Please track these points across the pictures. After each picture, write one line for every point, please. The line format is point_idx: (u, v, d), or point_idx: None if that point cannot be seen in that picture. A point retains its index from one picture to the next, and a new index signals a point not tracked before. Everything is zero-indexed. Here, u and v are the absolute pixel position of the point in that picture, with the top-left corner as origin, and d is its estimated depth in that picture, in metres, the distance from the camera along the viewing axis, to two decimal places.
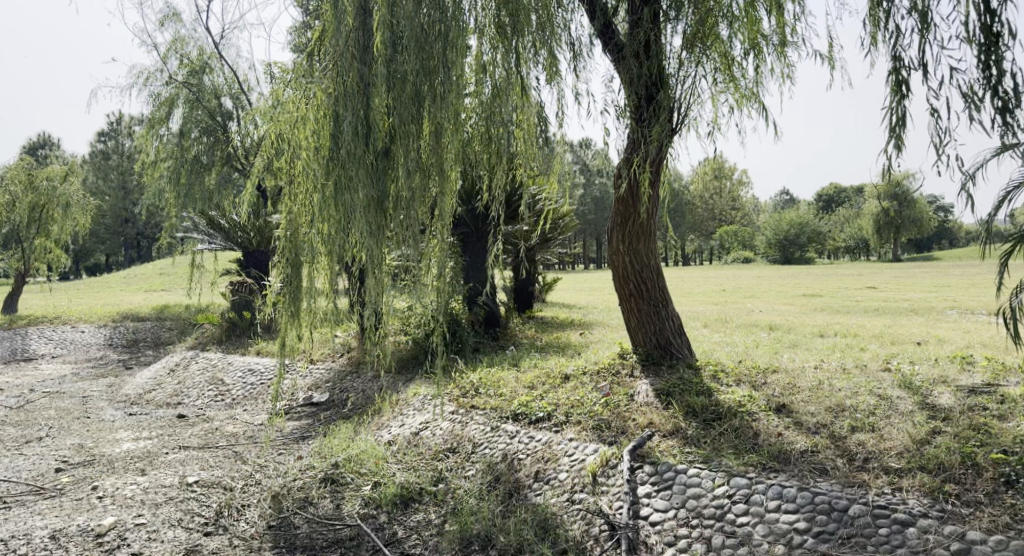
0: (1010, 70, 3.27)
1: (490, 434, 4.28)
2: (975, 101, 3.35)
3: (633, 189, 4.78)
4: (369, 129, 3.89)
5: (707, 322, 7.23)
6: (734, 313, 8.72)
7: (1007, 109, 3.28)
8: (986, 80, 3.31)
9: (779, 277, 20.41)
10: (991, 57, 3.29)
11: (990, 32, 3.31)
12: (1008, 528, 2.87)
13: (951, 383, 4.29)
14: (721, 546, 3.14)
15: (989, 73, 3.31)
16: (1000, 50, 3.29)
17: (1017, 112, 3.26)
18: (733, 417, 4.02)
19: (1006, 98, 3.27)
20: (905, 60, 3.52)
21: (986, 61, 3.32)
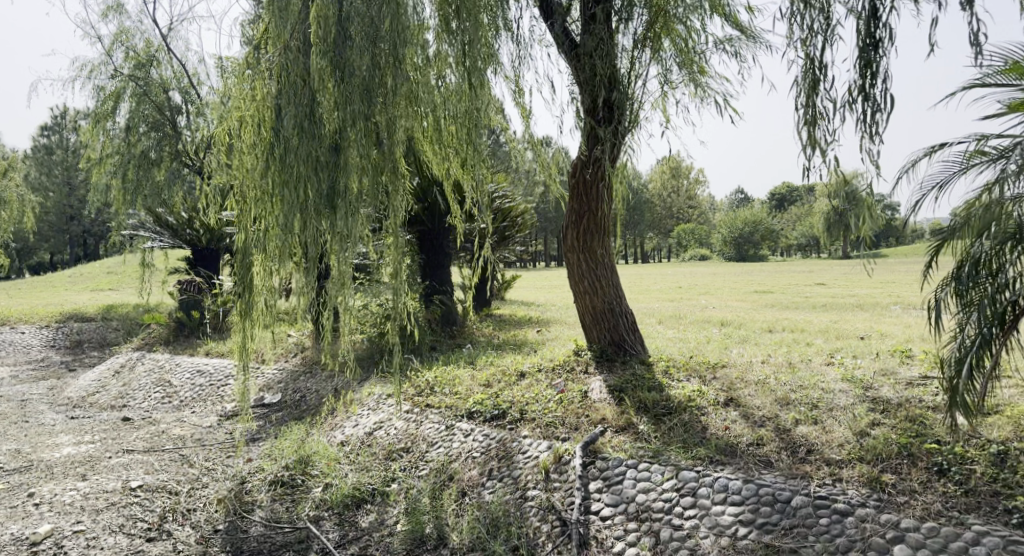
0: (883, 74, 3.41)
1: (444, 433, 4.26)
2: (848, 104, 3.50)
3: (589, 188, 4.81)
4: (315, 126, 3.84)
5: (661, 319, 7.35)
6: (689, 310, 8.86)
7: (871, 112, 3.42)
8: (860, 83, 3.44)
9: (734, 277, 19.09)
10: (868, 61, 3.44)
11: (872, 38, 3.46)
12: (940, 515, 2.99)
13: (891, 376, 4.43)
14: (669, 540, 3.20)
15: (863, 77, 3.43)
16: (876, 55, 3.44)
17: (879, 116, 3.40)
18: (683, 412, 4.09)
19: (873, 103, 3.41)
20: (813, 60, 3.63)
21: (863, 64, 3.46)
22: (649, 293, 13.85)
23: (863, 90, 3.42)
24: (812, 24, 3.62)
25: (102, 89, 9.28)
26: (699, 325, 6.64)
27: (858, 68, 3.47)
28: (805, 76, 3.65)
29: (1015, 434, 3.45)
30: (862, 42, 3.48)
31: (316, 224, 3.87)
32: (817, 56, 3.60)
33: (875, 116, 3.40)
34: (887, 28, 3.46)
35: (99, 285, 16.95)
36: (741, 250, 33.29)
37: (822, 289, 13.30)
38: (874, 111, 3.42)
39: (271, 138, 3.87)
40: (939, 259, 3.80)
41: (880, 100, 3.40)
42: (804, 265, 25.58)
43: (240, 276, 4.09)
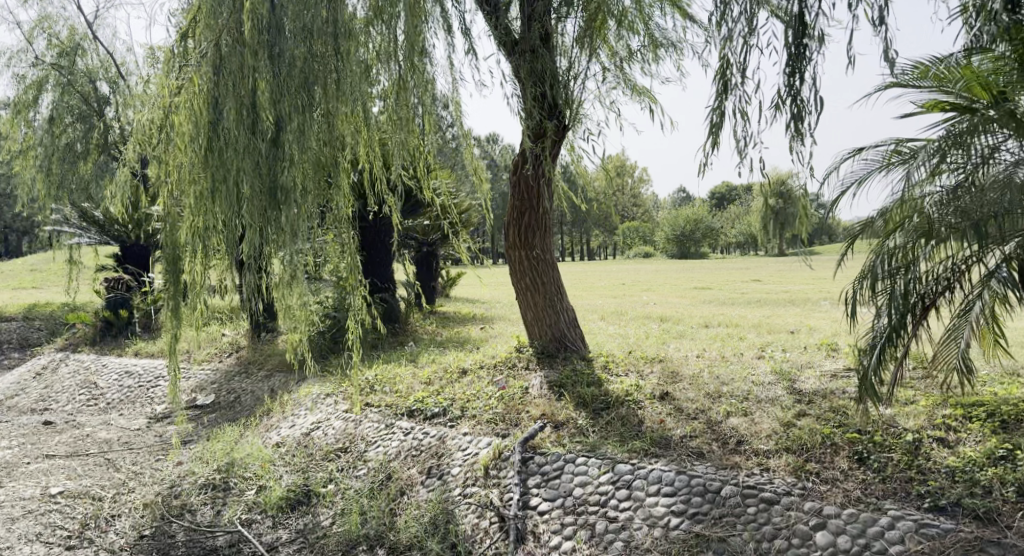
0: (810, 79, 3.54)
1: (384, 432, 4.23)
2: (777, 106, 3.63)
3: (529, 183, 4.83)
4: (256, 116, 3.55)
5: (604, 315, 7.46)
6: (632, 306, 9.01)
7: (800, 115, 3.55)
8: (788, 86, 3.59)
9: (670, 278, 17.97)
10: (796, 66, 3.56)
11: (799, 42, 3.57)
12: (859, 501, 3.12)
13: (816, 368, 4.61)
14: (604, 532, 3.25)
15: (792, 81, 3.58)
16: (804, 60, 3.56)
17: (807, 119, 3.54)
18: (620, 406, 4.16)
19: (800, 104, 3.56)
20: (732, 62, 3.79)
21: (791, 68, 3.59)
22: (594, 290, 14.00)
23: (789, 93, 3.59)
24: (735, 29, 3.72)
25: (23, 77, 8.90)
26: (639, 321, 6.77)
27: (787, 72, 3.61)
28: (730, 76, 3.80)
29: (928, 423, 3.62)
30: (791, 47, 3.59)
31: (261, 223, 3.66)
32: (737, 59, 3.75)
33: (802, 118, 3.54)
34: (815, 34, 3.57)
35: (23, 283, 16.16)
36: (692, 249, 34.01)
37: (759, 286, 13.71)
38: (802, 113, 3.55)
39: (210, 134, 3.58)
40: (854, 253, 4.01)
41: (807, 104, 3.54)
42: (745, 261, 26.08)
43: (167, 270, 3.91)
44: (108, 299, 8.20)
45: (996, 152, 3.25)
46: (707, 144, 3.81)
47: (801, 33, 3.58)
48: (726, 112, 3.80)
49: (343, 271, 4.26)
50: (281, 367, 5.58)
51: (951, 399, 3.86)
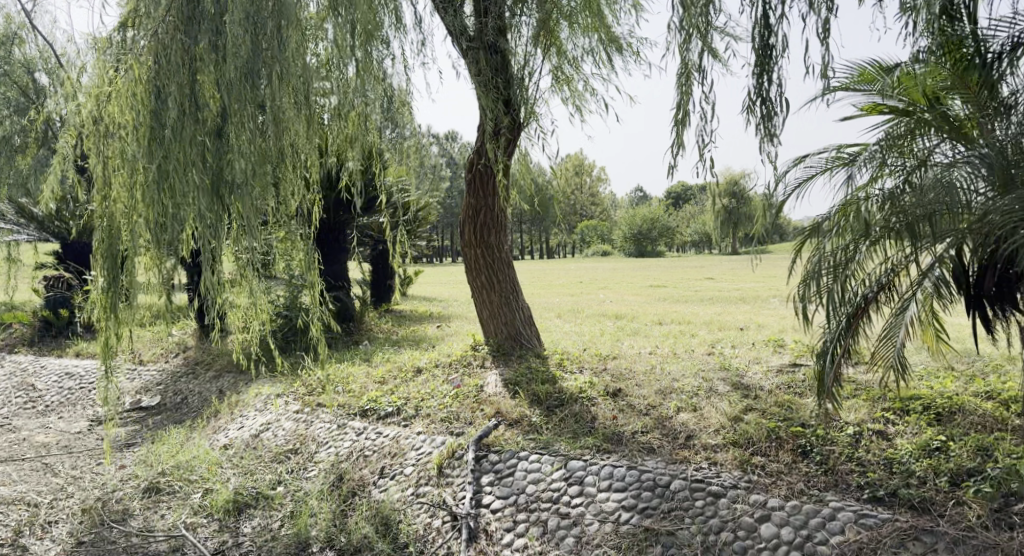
0: (777, 81, 3.60)
1: (335, 432, 4.18)
2: (748, 107, 3.69)
3: (484, 181, 4.85)
4: (198, 106, 3.45)
5: (560, 312, 7.51)
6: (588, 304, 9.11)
7: (770, 116, 3.61)
8: (757, 88, 3.65)
9: (628, 278, 17.27)
10: (764, 68, 3.61)
11: (765, 45, 3.62)
12: (802, 493, 3.20)
13: (763, 363, 4.73)
14: (556, 529, 3.27)
15: (761, 83, 3.63)
16: (771, 61, 3.61)
17: (776, 120, 3.59)
18: (574, 403, 4.20)
19: (769, 106, 3.62)
20: (693, 64, 3.84)
21: (759, 70, 3.65)
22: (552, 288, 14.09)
23: (757, 96, 3.65)
24: (698, 32, 3.78)
25: None
26: (595, 319, 6.85)
27: (755, 74, 3.67)
28: (702, 76, 3.82)
29: (868, 416, 3.74)
30: (757, 49, 3.66)
31: (210, 217, 3.54)
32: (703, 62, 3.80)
33: (772, 119, 3.60)
34: (780, 35, 3.62)
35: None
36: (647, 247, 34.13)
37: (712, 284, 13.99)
38: (772, 114, 3.60)
39: (152, 122, 3.44)
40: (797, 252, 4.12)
41: (775, 106, 3.60)
42: (696, 261, 25.40)
43: (105, 267, 3.70)
44: (48, 299, 8.10)
45: (932, 154, 3.34)
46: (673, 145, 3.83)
47: (766, 35, 3.65)
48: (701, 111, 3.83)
49: (295, 269, 4.19)
50: (230, 368, 5.48)
51: (890, 392, 4.00)
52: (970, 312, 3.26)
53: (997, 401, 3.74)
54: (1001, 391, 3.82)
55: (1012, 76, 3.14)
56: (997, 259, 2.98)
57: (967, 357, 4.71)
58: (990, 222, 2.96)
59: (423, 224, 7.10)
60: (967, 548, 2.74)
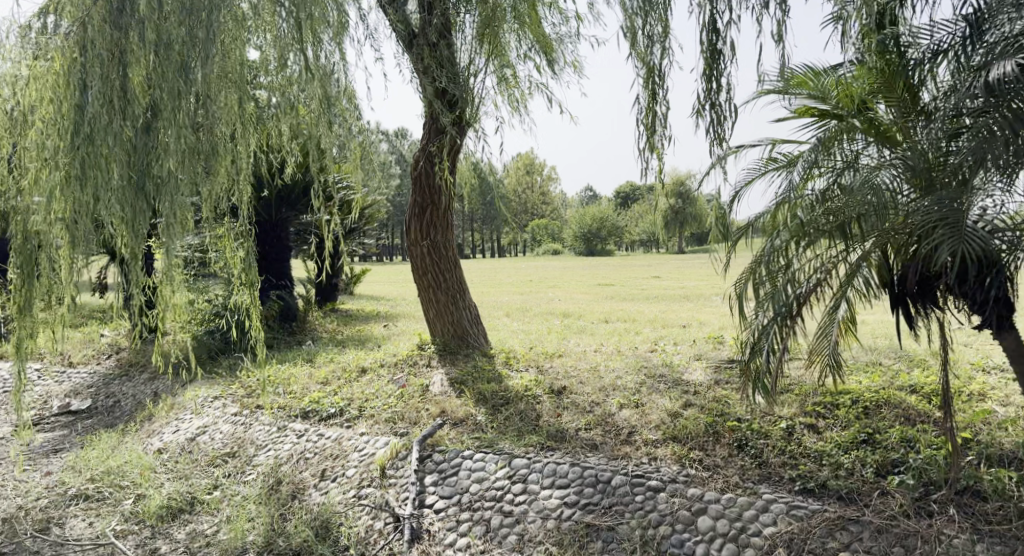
0: (726, 86, 3.66)
1: (275, 435, 4.12)
2: (699, 111, 3.74)
3: (429, 181, 4.84)
4: (126, 101, 3.31)
5: (509, 310, 7.55)
6: (537, 303, 9.15)
7: (719, 121, 3.67)
8: (706, 91, 3.69)
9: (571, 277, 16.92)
10: (713, 73, 3.66)
11: (714, 49, 3.65)
12: (737, 486, 3.29)
13: (703, 360, 4.86)
14: (499, 527, 3.27)
15: (710, 86, 3.67)
16: (719, 65, 3.65)
17: (726, 124, 3.67)
18: (518, 402, 4.23)
19: (718, 111, 3.68)
20: (654, 67, 3.84)
21: (708, 74, 3.68)
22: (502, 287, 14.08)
23: (708, 100, 3.70)
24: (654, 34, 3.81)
25: None
26: (542, 317, 6.92)
27: (705, 77, 3.70)
28: (658, 77, 3.83)
29: (800, 410, 3.87)
30: (706, 53, 3.69)
31: (133, 216, 3.40)
32: (659, 64, 3.81)
33: (721, 124, 3.67)
34: (728, 39, 3.66)
35: None
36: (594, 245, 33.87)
37: (652, 282, 14.14)
38: (721, 119, 3.67)
39: (76, 118, 3.30)
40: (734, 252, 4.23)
41: (724, 110, 3.67)
42: (644, 261, 24.88)
43: (21, 265, 3.56)
44: None
45: (860, 157, 3.48)
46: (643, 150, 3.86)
47: (714, 39, 3.68)
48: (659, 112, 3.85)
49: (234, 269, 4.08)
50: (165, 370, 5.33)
51: (821, 387, 4.15)
52: (894, 309, 3.39)
53: (920, 394, 3.92)
54: (923, 384, 4.01)
55: (930, 81, 3.34)
56: (919, 257, 3.09)
57: (893, 352, 4.93)
58: (912, 221, 3.10)
59: (370, 222, 7.03)
60: (890, 537, 2.86)
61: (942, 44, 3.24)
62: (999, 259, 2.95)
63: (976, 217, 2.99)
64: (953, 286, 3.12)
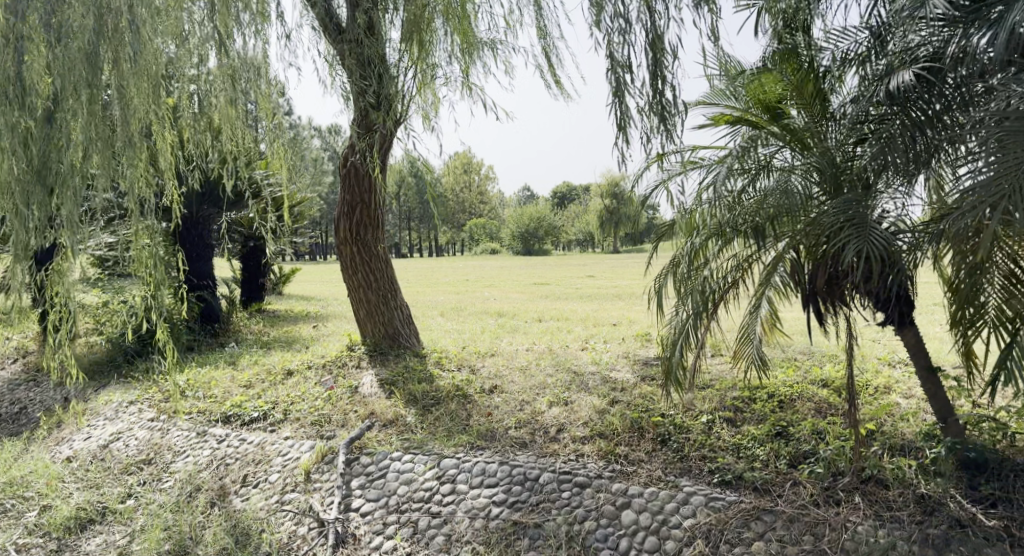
0: (671, 83, 3.62)
1: (195, 440, 4.01)
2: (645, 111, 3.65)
3: (359, 177, 4.80)
4: (23, 91, 3.15)
5: (444, 310, 7.53)
6: (474, 302, 9.14)
7: (666, 117, 3.63)
8: (653, 88, 3.62)
9: (506, 277, 16.72)
10: (659, 70, 3.61)
11: (658, 47, 3.64)
12: (660, 480, 3.37)
13: (630, 358, 4.99)
14: (426, 528, 3.26)
15: (655, 82, 3.59)
16: (663, 66, 3.61)
17: (672, 122, 3.64)
18: (449, 402, 4.24)
19: (664, 107, 3.64)
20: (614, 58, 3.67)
21: (654, 71, 3.62)
22: (438, 286, 13.99)
23: (655, 98, 3.63)
24: (614, 27, 3.70)
25: None
26: (477, 316, 6.95)
27: (651, 74, 3.63)
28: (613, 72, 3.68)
29: (720, 404, 4.01)
30: (653, 50, 3.63)
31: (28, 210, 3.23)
32: (620, 55, 3.67)
33: (669, 121, 3.63)
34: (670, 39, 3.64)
35: None
36: (538, 246, 34.07)
37: (587, 282, 14.24)
38: (668, 116, 3.63)
39: None
40: (658, 252, 4.35)
41: (671, 109, 3.63)
42: (579, 261, 24.71)
43: None
44: None
45: (773, 160, 3.50)
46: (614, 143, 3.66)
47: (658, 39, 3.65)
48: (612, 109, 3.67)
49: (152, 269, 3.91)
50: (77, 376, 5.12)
51: (740, 383, 4.31)
52: (804, 308, 3.44)
53: (830, 388, 4.13)
54: (833, 378, 4.23)
55: (839, 89, 3.51)
56: (827, 257, 3.16)
57: (807, 348, 5.18)
58: (821, 221, 3.21)
59: (301, 221, 6.91)
60: (801, 526, 2.99)
61: (847, 53, 3.41)
62: (899, 258, 3.08)
63: (877, 217, 3.11)
64: (859, 286, 3.20)
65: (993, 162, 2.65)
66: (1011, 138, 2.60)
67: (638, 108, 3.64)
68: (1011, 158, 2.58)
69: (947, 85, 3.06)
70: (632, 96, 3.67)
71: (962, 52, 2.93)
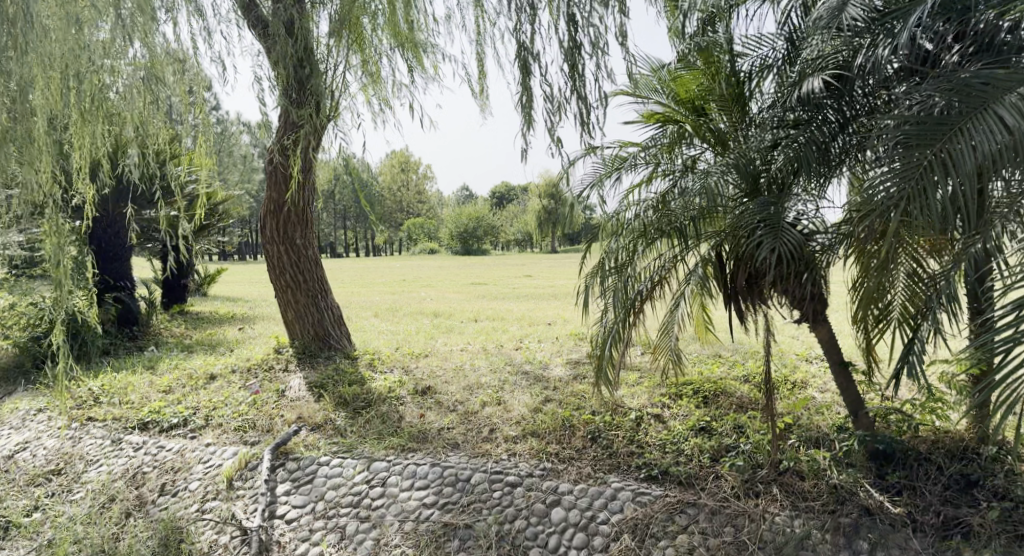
0: (590, 77, 3.78)
1: (109, 449, 3.85)
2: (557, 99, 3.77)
3: (287, 175, 4.73)
4: None
5: (380, 310, 7.45)
6: (412, 302, 9.06)
7: (586, 110, 3.77)
8: (573, 82, 3.77)
9: (444, 278, 16.57)
10: (574, 64, 3.76)
11: (575, 41, 3.78)
12: (590, 477, 3.41)
13: (563, 357, 5.07)
14: (354, 533, 3.20)
15: (572, 73, 3.75)
16: (579, 58, 3.77)
17: (592, 114, 3.77)
18: (380, 404, 4.19)
19: (586, 101, 3.78)
20: (525, 49, 3.82)
21: (571, 65, 3.77)
22: (375, 288, 13.78)
23: (575, 91, 3.78)
24: (520, 19, 3.85)
25: None
26: (413, 316, 6.91)
27: (568, 68, 3.77)
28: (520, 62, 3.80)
29: (649, 402, 4.13)
30: (568, 44, 3.76)
31: None
32: (529, 45, 3.82)
33: (589, 112, 3.77)
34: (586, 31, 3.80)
35: None
36: (479, 248, 33.89)
37: (526, 282, 14.28)
38: (588, 109, 3.78)
39: None
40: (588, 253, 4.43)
41: (588, 102, 3.78)
42: (520, 261, 24.67)
43: None
44: None
45: (697, 162, 3.60)
46: (523, 128, 3.74)
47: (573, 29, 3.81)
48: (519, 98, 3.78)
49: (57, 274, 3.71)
50: None
51: (667, 380, 4.45)
52: (727, 305, 3.55)
53: (751, 383, 4.30)
54: (754, 374, 4.41)
55: (758, 93, 3.54)
56: (746, 257, 3.26)
57: (731, 345, 5.38)
58: (740, 221, 3.33)
59: (227, 220, 6.72)
60: (722, 518, 3.08)
61: (767, 59, 3.50)
62: (813, 259, 3.24)
63: (792, 219, 3.24)
64: (775, 285, 3.32)
65: (898, 163, 2.74)
66: (911, 140, 2.70)
67: (545, 95, 3.76)
68: (913, 158, 2.66)
69: (857, 96, 3.26)
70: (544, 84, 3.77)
71: (869, 63, 3.10)
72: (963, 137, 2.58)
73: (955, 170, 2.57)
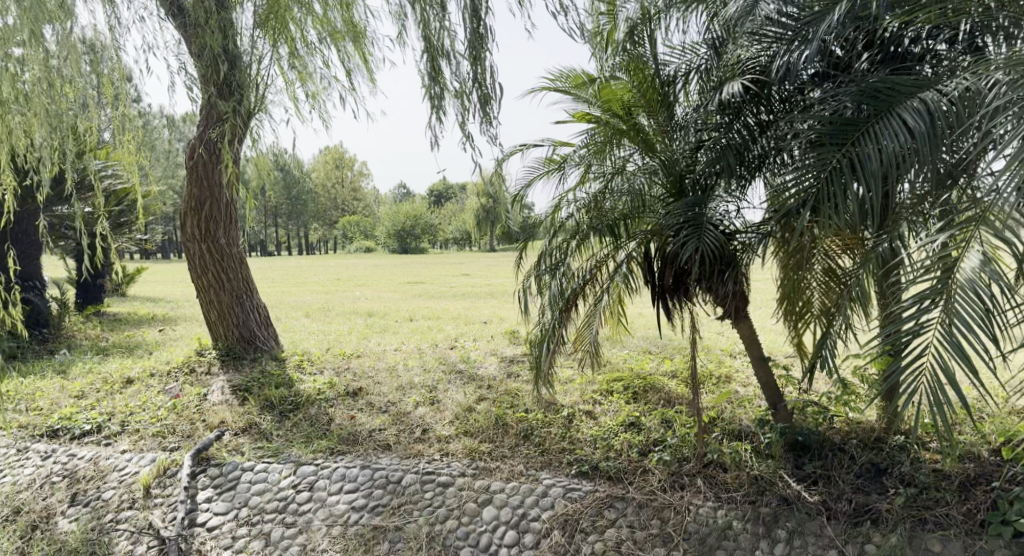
0: (490, 68, 3.55)
1: (14, 459, 3.61)
2: (465, 94, 3.64)
3: (209, 171, 4.56)
4: None
5: (313, 310, 7.28)
6: (348, 302, 8.86)
7: (486, 101, 3.54)
8: (474, 73, 3.57)
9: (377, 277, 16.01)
10: (476, 55, 3.56)
11: (478, 33, 3.58)
12: (521, 475, 3.42)
13: (498, 355, 5.09)
14: (279, 539, 3.11)
15: (476, 68, 3.57)
16: (483, 50, 3.56)
17: (492, 106, 3.53)
18: (309, 406, 4.09)
19: (484, 90, 3.55)
20: (436, 49, 3.71)
21: (473, 56, 3.58)
22: (309, 288, 13.34)
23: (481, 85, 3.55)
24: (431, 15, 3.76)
25: None
26: (345, 316, 6.78)
27: (471, 62, 3.58)
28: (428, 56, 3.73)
29: (580, 399, 4.19)
30: (472, 36, 3.58)
31: None
32: (439, 42, 3.70)
33: (488, 104, 3.53)
34: (488, 25, 3.63)
35: None
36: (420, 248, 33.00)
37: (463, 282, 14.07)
38: (488, 101, 3.54)
39: None
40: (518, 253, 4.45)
41: (491, 90, 3.54)
42: (458, 261, 24.00)
43: None
44: None
45: (627, 163, 3.70)
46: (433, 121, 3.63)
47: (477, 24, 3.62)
48: (428, 90, 3.68)
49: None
50: None
51: (599, 377, 4.53)
52: (655, 303, 3.61)
53: (678, 379, 4.42)
54: (681, 371, 4.54)
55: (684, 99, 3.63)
56: (673, 254, 3.33)
57: (660, 343, 5.52)
58: (666, 219, 3.40)
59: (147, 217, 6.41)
60: (649, 510, 3.15)
61: (692, 64, 3.61)
62: (734, 257, 3.34)
63: (717, 218, 3.34)
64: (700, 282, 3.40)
65: (813, 161, 2.85)
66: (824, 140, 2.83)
67: (458, 90, 3.67)
68: (826, 158, 2.78)
69: (774, 101, 3.36)
70: (456, 79, 3.67)
71: (785, 68, 3.21)
72: (870, 139, 2.71)
73: (862, 169, 2.70)
